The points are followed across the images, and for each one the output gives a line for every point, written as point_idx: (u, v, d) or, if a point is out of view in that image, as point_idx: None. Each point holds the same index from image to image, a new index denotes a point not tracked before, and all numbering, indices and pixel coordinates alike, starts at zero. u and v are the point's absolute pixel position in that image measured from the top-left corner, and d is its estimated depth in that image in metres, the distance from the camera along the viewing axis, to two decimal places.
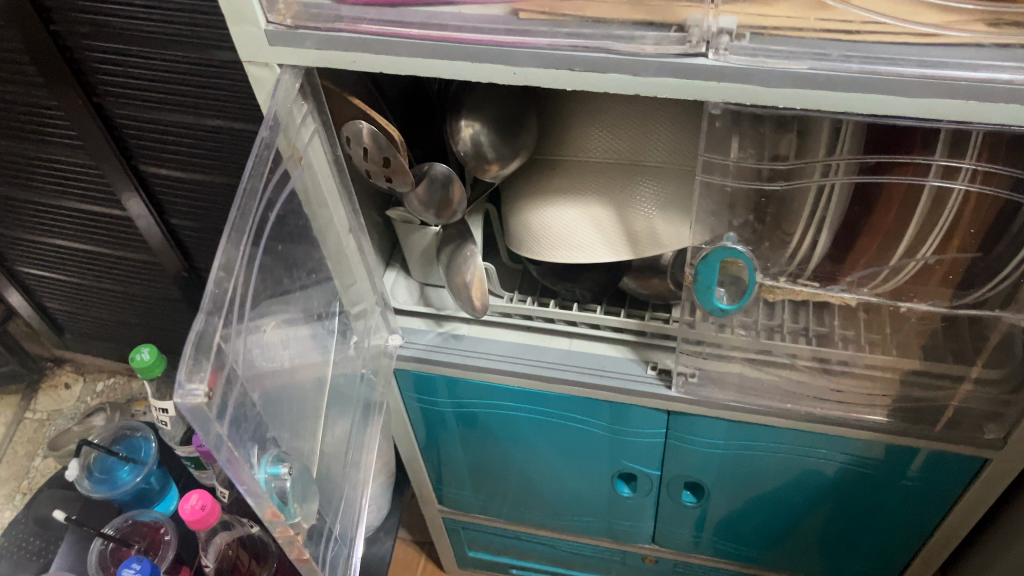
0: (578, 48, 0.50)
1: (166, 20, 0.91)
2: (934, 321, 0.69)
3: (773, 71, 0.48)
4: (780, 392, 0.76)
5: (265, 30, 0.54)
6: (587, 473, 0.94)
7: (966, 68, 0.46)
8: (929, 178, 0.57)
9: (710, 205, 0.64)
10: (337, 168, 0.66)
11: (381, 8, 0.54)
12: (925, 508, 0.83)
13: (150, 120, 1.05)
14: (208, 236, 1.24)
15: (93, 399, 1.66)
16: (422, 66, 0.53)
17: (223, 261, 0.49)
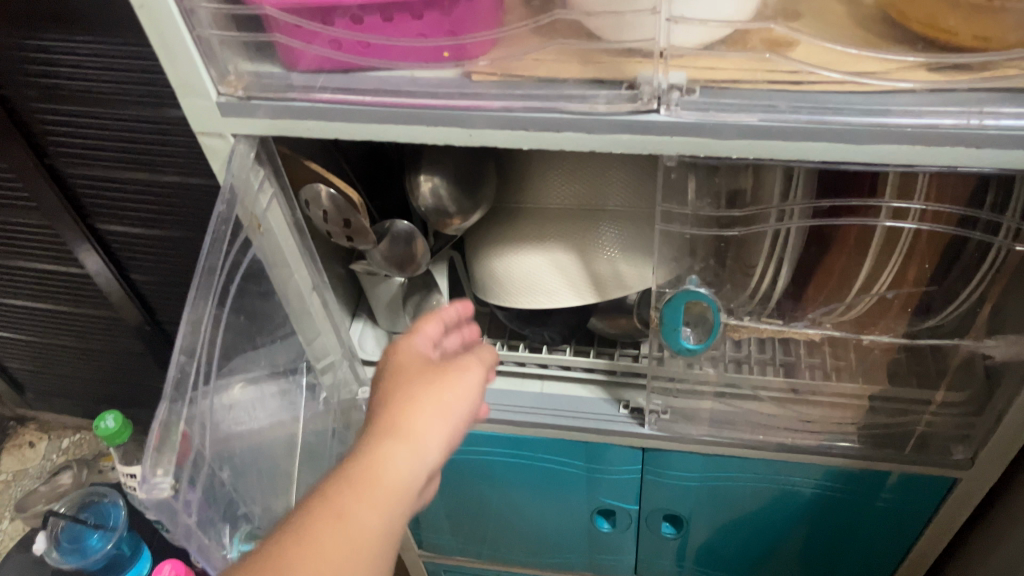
0: (531, 109, 0.50)
1: (117, 80, 0.90)
2: (898, 350, 0.71)
3: (724, 124, 0.48)
4: (751, 425, 0.77)
5: (216, 102, 0.54)
6: (566, 510, 0.94)
7: (910, 115, 0.47)
8: (881, 222, 0.59)
9: (671, 252, 0.65)
10: (298, 230, 0.65)
11: (334, 73, 0.54)
12: (900, 528, 0.84)
13: (105, 178, 1.04)
14: (169, 290, 1.22)
15: (58, 456, 1.62)
16: (378, 130, 0.53)
17: (183, 345, 0.49)
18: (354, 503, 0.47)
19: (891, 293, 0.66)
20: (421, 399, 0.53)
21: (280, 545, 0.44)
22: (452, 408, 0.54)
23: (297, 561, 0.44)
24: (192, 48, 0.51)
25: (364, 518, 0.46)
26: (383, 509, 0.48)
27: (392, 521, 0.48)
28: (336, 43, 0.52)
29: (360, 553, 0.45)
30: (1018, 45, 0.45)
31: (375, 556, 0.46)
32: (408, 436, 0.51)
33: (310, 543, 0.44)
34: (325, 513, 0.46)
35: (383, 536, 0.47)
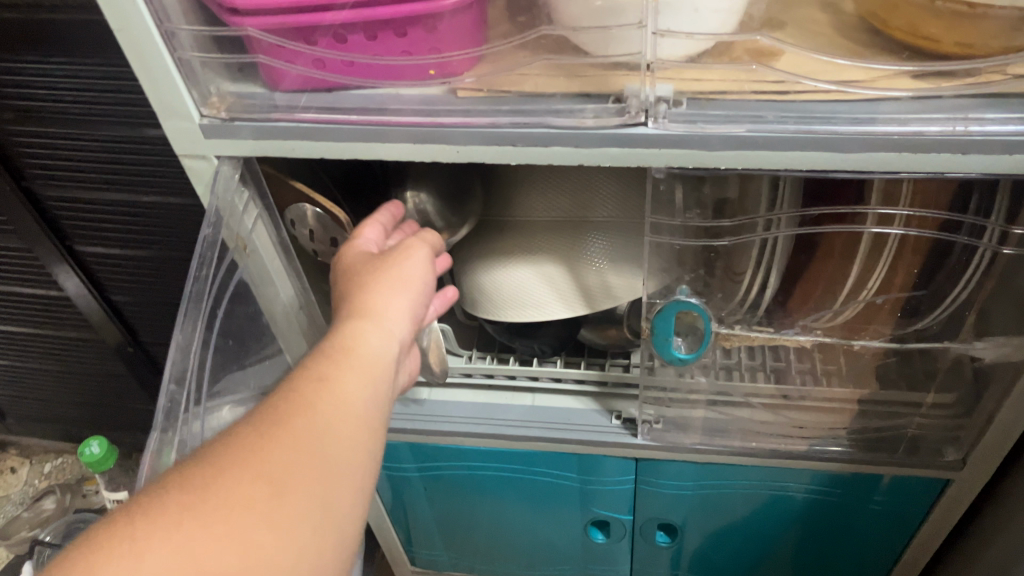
0: (519, 125, 0.50)
1: (95, 101, 0.89)
2: (888, 355, 0.72)
3: (712, 135, 0.48)
4: (744, 432, 0.77)
5: (199, 124, 0.53)
6: (559, 522, 0.93)
7: (896, 123, 0.47)
8: (867, 227, 0.59)
9: (660, 263, 0.65)
10: (285, 250, 0.65)
11: (318, 93, 0.53)
12: (893, 530, 0.84)
13: (84, 200, 1.03)
14: (150, 312, 1.20)
15: (40, 481, 1.60)
16: (364, 149, 0.53)
17: (173, 373, 0.49)
18: (336, 371, 0.47)
19: (880, 299, 0.66)
20: (379, 283, 0.54)
21: (273, 413, 0.43)
22: (414, 288, 0.55)
23: (298, 420, 0.43)
24: (173, 71, 0.50)
25: (349, 383, 0.47)
26: (366, 375, 0.48)
27: (376, 389, 0.48)
28: (320, 63, 0.51)
29: (355, 416, 0.45)
30: (1001, 51, 0.45)
31: (368, 420, 0.46)
32: (376, 312, 0.52)
33: (305, 407, 0.44)
34: (307, 383, 0.46)
35: (372, 403, 0.47)
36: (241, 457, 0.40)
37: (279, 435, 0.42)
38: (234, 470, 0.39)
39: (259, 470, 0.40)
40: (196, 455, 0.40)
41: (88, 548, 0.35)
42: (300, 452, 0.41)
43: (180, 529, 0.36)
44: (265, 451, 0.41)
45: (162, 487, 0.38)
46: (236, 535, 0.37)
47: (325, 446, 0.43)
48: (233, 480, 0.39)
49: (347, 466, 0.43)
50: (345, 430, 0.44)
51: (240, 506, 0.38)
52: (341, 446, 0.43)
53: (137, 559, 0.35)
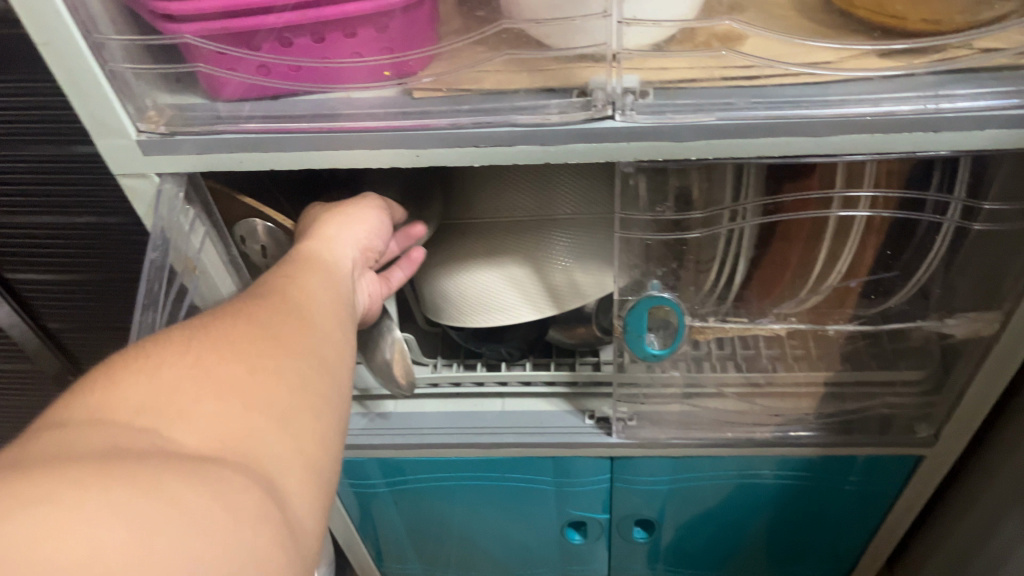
0: (481, 124, 0.48)
1: (17, 121, 0.84)
2: (859, 338, 0.72)
3: (683, 125, 0.47)
4: (718, 423, 0.76)
5: (137, 140, 0.50)
6: (534, 527, 0.91)
7: (868, 103, 0.46)
8: (833, 211, 0.58)
9: (630, 259, 0.63)
10: (235, 267, 0.61)
11: (263, 100, 0.50)
12: (867, 509, 0.84)
13: (12, 224, 0.97)
14: (90, 339, 1.15)
15: None
16: (317, 158, 0.50)
17: None
18: (300, 270, 0.49)
19: (852, 283, 0.66)
20: (329, 214, 0.56)
21: (249, 294, 0.45)
22: (367, 217, 0.56)
23: (275, 294, 0.45)
24: (104, 84, 0.47)
25: (315, 279, 0.48)
26: (327, 278, 0.50)
27: (341, 290, 0.50)
28: (265, 68, 0.48)
29: (326, 300, 0.47)
30: (967, 26, 0.45)
31: (338, 307, 0.48)
32: (330, 229, 0.54)
33: (279, 288, 0.46)
34: (274, 277, 0.47)
35: (339, 297, 0.49)
36: (230, 313, 0.42)
37: (262, 302, 0.43)
38: (226, 320, 0.41)
39: (249, 320, 0.41)
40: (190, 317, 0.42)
41: (99, 373, 0.36)
42: (284, 312, 0.43)
43: (186, 355, 0.37)
44: (251, 309, 0.42)
45: (159, 332, 0.39)
46: (244, 358, 0.38)
47: (306, 313, 0.44)
48: (227, 325, 0.40)
49: (330, 331, 0.45)
50: (320, 309, 0.46)
51: (239, 339, 0.39)
52: (321, 316, 0.45)
53: (151, 369, 0.36)
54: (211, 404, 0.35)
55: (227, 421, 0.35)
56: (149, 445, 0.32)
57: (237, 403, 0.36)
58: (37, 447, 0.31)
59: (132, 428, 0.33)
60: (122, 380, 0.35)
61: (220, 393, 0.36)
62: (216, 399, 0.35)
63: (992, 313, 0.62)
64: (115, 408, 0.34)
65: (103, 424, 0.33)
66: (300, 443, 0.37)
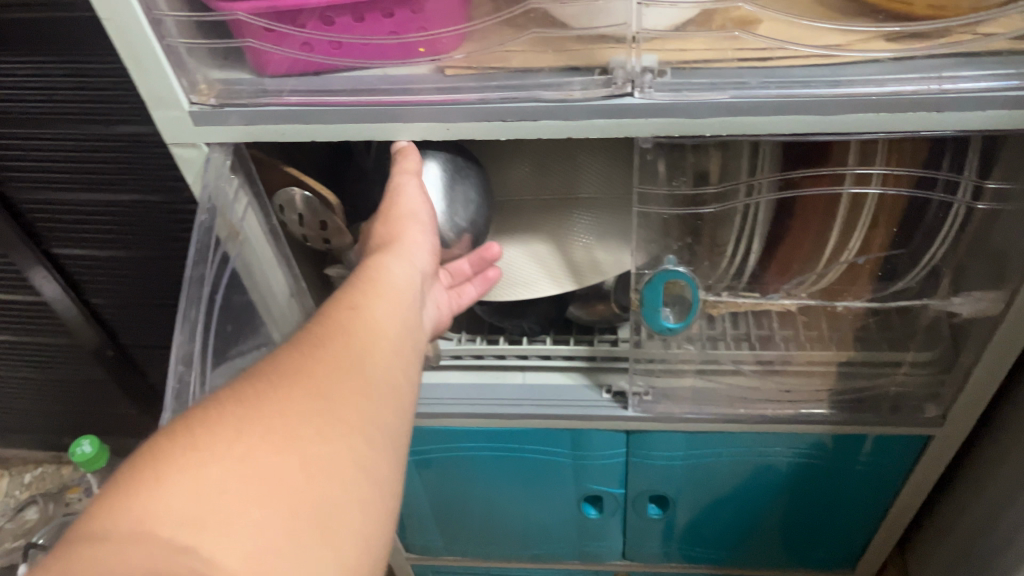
0: (508, 100, 0.51)
1: (69, 101, 0.88)
2: (867, 315, 0.74)
3: (698, 102, 0.50)
4: (732, 399, 0.78)
5: (189, 111, 0.54)
6: (552, 502, 0.95)
7: (874, 84, 0.49)
8: (845, 187, 0.61)
9: (648, 234, 0.66)
10: (274, 236, 0.65)
11: (306, 76, 0.54)
12: (877, 490, 0.86)
13: (59, 200, 1.02)
14: (130, 314, 1.20)
15: (21, 492, 1.57)
16: (355, 130, 0.54)
17: (181, 353, 0.51)
18: (365, 298, 0.51)
19: (862, 259, 0.68)
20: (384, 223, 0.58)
21: (311, 339, 0.47)
22: (416, 214, 0.58)
23: (335, 344, 0.47)
24: (161, 58, 0.50)
25: (377, 309, 0.51)
26: (393, 308, 0.52)
27: (404, 312, 0.53)
28: (308, 45, 0.52)
29: (385, 339, 0.50)
30: (970, 11, 0.47)
31: (399, 343, 0.51)
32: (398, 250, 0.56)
33: (339, 332, 0.48)
34: (337, 309, 0.50)
35: (400, 326, 0.52)
36: (287, 377, 0.44)
37: (319, 360, 0.46)
38: (282, 388, 0.43)
39: (305, 387, 0.44)
40: (247, 382, 0.44)
41: (159, 449, 0.39)
42: (341, 371, 0.45)
43: (237, 442, 0.40)
44: (308, 371, 0.45)
45: (218, 399, 0.42)
46: (293, 451, 0.40)
47: (362, 368, 0.47)
48: (281, 401, 0.42)
49: (385, 385, 0.47)
50: (378, 355, 0.48)
51: (290, 427, 0.41)
52: (379, 370, 0.47)
53: (205, 456, 0.38)
54: (252, 515, 0.37)
55: (267, 534, 0.37)
56: (188, 569, 0.34)
57: (279, 513, 0.38)
58: (83, 564, 0.34)
59: (174, 543, 0.35)
60: (173, 470, 0.38)
61: (264, 500, 0.38)
62: (258, 510, 0.38)
63: (997, 294, 0.64)
64: (161, 514, 0.36)
65: (147, 537, 0.35)
66: (338, 549, 0.39)
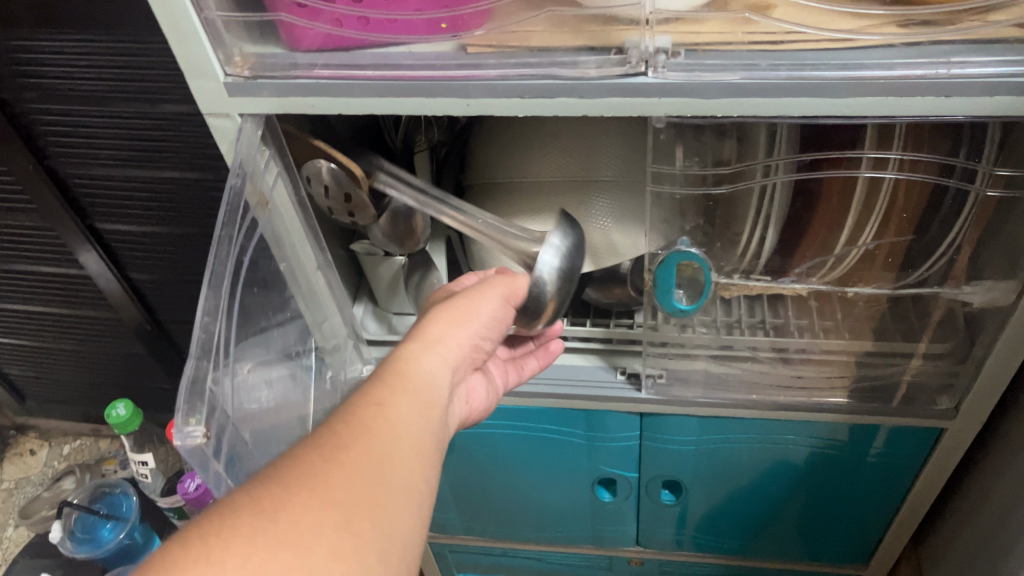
0: (526, 76, 0.53)
1: (117, 79, 0.92)
2: (881, 302, 0.75)
3: (710, 82, 0.51)
4: (745, 384, 0.79)
5: (223, 82, 0.56)
6: (567, 483, 0.96)
7: (884, 67, 0.50)
8: (863, 171, 0.62)
9: (663, 214, 0.70)
10: (302, 209, 0.67)
11: (335, 52, 0.56)
12: (891, 484, 0.87)
13: (104, 175, 1.06)
14: (168, 290, 1.24)
15: (60, 462, 1.63)
16: (379, 104, 0.56)
17: (205, 306, 0.50)
18: (392, 395, 0.50)
19: (877, 244, 0.69)
20: (444, 313, 0.58)
21: (333, 438, 0.45)
22: (488, 315, 0.60)
23: (359, 447, 0.45)
24: (199, 30, 0.53)
25: (403, 409, 0.50)
26: (420, 405, 0.51)
27: (429, 413, 0.51)
28: (338, 21, 0.54)
29: (412, 440, 0.48)
30: None
31: (422, 447, 0.49)
32: (433, 344, 0.56)
33: (363, 432, 0.46)
34: (364, 407, 0.48)
35: (425, 428, 0.50)
36: (308, 481, 0.42)
37: (341, 460, 0.44)
38: (304, 494, 0.41)
39: (326, 496, 0.42)
40: (266, 475, 0.42)
41: (171, 553, 0.37)
42: (364, 479, 0.44)
43: (251, 549, 0.38)
44: (329, 476, 0.43)
45: (238, 500, 0.40)
46: (306, 566, 0.39)
47: (384, 474, 0.45)
48: (300, 505, 0.41)
49: (405, 491, 0.46)
50: (401, 455, 0.47)
51: (306, 538, 0.39)
52: (400, 473, 0.46)
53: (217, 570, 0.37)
54: None
55: None
56: None
57: None
58: None
59: None
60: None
61: None
62: None
63: (1009, 283, 0.64)
64: None
65: None
66: None
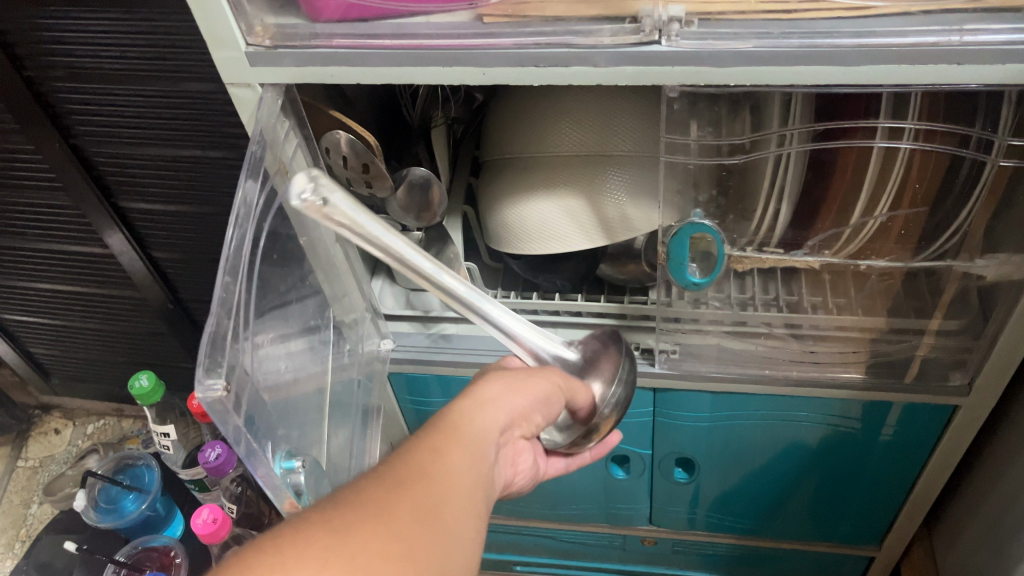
0: (541, 45, 0.54)
1: (141, 57, 0.94)
2: (895, 276, 0.75)
3: (722, 50, 0.52)
4: (759, 360, 0.80)
5: (245, 52, 0.58)
6: (581, 459, 0.97)
7: (896, 35, 0.50)
8: (877, 142, 0.62)
9: (677, 184, 0.70)
10: (321, 180, 0.69)
11: (354, 23, 0.58)
12: (904, 463, 0.87)
13: (128, 155, 1.07)
14: (190, 269, 1.26)
15: (83, 441, 1.66)
16: (397, 73, 0.57)
17: (227, 266, 0.52)
18: (447, 444, 0.50)
19: (893, 216, 0.69)
20: (501, 380, 0.58)
21: (395, 475, 0.46)
22: (543, 390, 0.59)
23: (419, 488, 0.45)
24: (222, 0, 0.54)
25: (460, 458, 0.50)
26: (473, 453, 0.51)
27: (484, 466, 0.51)
28: None
29: (466, 490, 0.48)
30: None
31: (477, 497, 0.48)
32: (483, 398, 0.56)
33: (423, 477, 0.46)
34: (422, 452, 0.49)
35: (479, 480, 0.49)
36: (367, 518, 0.42)
37: (401, 495, 0.44)
38: (367, 524, 0.41)
39: (388, 528, 0.42)
40: (330, 503, 0.43)
41: (242, 563, 0.38)
42: (421, 516, 0.44)
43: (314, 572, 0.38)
44: (391, 510, 0.43)
45: (305, 523, 0.41)
46: None
47: (440, 514, 0.45)
48: (361, 534, 0.41)
49: (460, 535, 0.45)
50: (456, 500, 0.46)
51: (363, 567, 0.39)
52: (456, 516, 0.45)
53: None
54: None
55: None
56: None
57: None
58: None
59: None
60: None
61: None
62: None
63: None
64: None
65: None
66: None
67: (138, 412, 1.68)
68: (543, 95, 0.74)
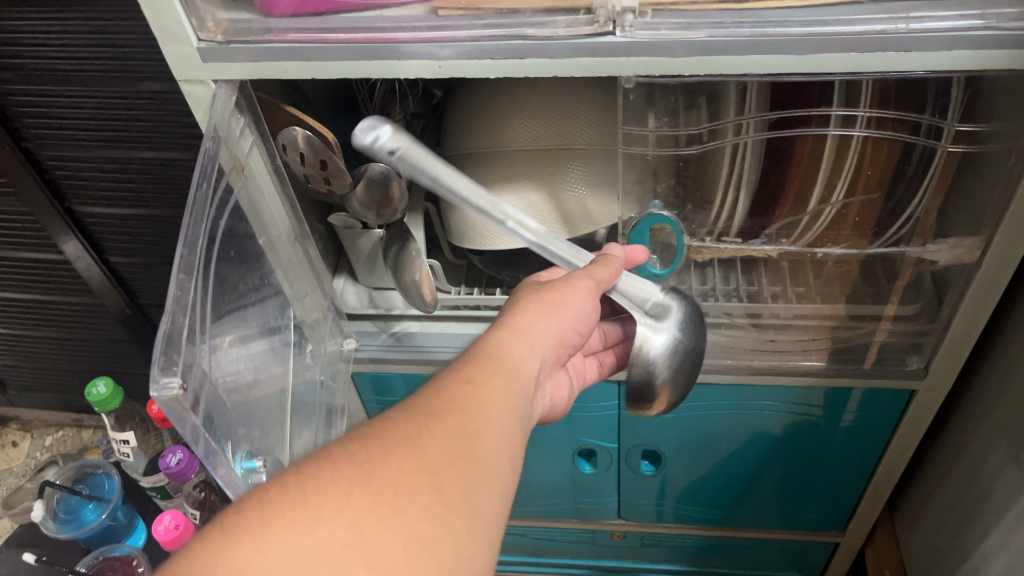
0: (496, 37, 0.54)
1: (93, 58, 0.93)
2: (850, 263, 0.76)
3: (673, 42, 0.52)
4: (721, 349, 0.80)
5: (197, 47, 0.57)
6: (549, 453, 0.97)
7: (845, 23, 0.51)
8: (831, 129, 0.64)
9: (635, 175, 0.72)
10: (279, 177, 0.68)
11: (309, 17, 0.57)
12: (865, 449, 0.88)
13: (82, 159, 1.05)
14: (148, 273, 1.24)
15: (42, 453, 1.62)
16: (350, 67, 0.57)
17: (182, 263, 0.51)
18: (482, 374, 0.50)
19: (848, 202, 0.70)
20: (533, 305, 0.58)
21: (429, 406, 0.46)
22: (574, 311, 0.59)
23: (449, 421, 0.45)
24: None
25: (494, 390, 0.49)
26: (510, 383, 0.51)
27: (518, 399, 0.50)
28: None
29: (501, 420, 0.48)
30: None
31: (510, 431, 0.48)
32: (520, 325, 0.56)
33: (458, 405, 0.46)
34: (455, 383, 0.48)
35: (515, 409, 0.49)
36: (401, 449, 0.42)
37: (433, 428, 0.44)
38: (396, 454, 0.42)
39: (416, 461, 0.42)
40: (362, 434, 0.43)
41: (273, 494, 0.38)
42: (453, 449, 0.44)
43: (347, 507, 0.38)
44: (421, 444, 0.43)
45: (332, 459, 0.41)
46: (399, 523, 0.39)
47: (472, 447, 0.45)
48: (394, 469, 0.41)
49: (492, 466, 0.45)
50: (488, 430, 0.46)
51: (398, 499, 0.40)
52: (489, 449, 0.45)
53: (317, 516, 0.38)
54: None
55: None
56: None
57: None
58: None
59: None
60: (281, 517, 0.37)
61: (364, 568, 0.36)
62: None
63: (973, 240, 0.64)
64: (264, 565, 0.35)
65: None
66: None
67: (99, 422, 1.64)
68: (505, 85, 0.73)
